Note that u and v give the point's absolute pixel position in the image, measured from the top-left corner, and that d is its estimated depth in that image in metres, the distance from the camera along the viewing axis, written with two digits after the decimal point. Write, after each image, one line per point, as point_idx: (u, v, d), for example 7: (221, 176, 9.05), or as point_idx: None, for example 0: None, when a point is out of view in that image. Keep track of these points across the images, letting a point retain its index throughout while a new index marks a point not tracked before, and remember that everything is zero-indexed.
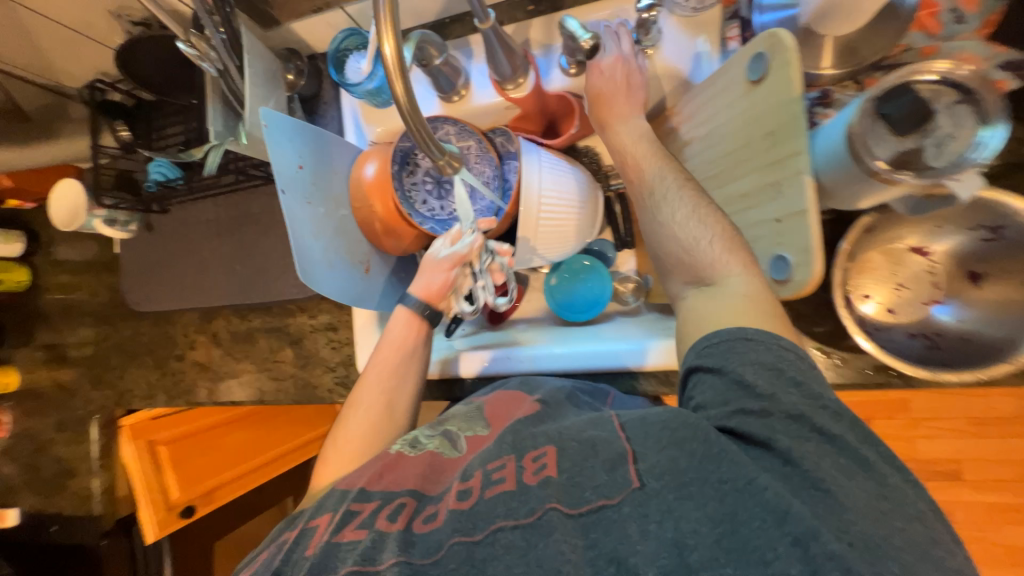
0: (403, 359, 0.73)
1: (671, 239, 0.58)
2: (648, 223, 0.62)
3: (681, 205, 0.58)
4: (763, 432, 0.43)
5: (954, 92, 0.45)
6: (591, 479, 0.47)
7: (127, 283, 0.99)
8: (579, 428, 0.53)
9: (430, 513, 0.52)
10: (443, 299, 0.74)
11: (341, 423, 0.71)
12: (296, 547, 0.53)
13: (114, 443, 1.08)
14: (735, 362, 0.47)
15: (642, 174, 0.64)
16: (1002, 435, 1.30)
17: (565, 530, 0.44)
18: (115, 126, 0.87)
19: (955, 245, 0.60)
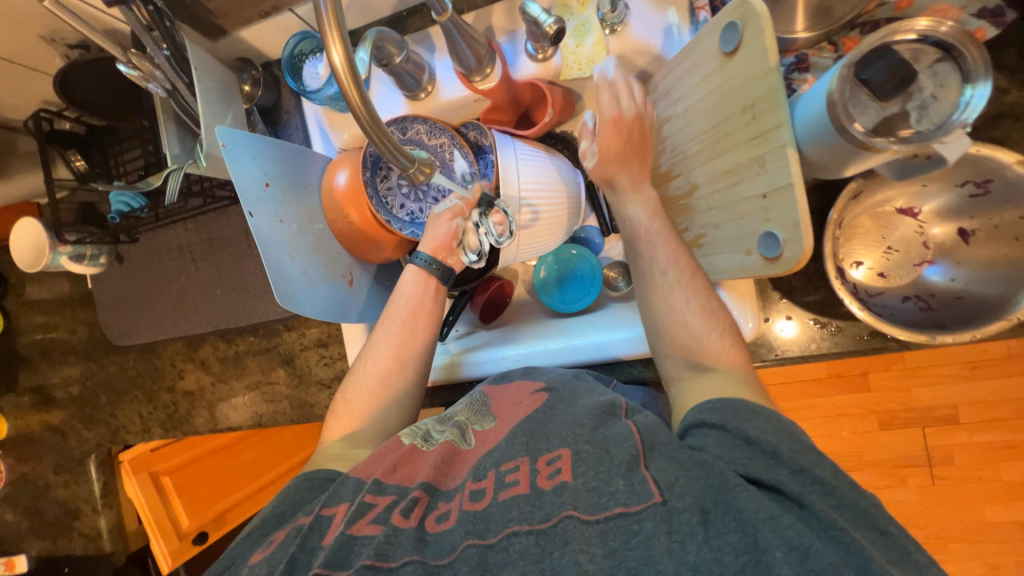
0: (412, 315, 0.71)
1: (677, 320, 0.59)
2: (654, 299, 0.62)
3: (684, 290, 0.60)
4: (772, 477, 0.44)
5: (934, 50, 0.43)
6: (609, 485, 0.47)
7: (105, 318, 0.96)
8: (592, 428, 0.53)
9: (443, 511, 0.51)
10: (449, 252, 0.73)
11: (351, 378, 0.71)
12: (312, 534, 0.52)
13: (114, 479, 1.07)
14: (742, 422, 0.48)
15: (648, 251, 0.63)
16: (994, 375, 1.33)
17: (584, 539, 0.43)
18: (69, 157, 0.84)
19: (943, 203, 0.59)
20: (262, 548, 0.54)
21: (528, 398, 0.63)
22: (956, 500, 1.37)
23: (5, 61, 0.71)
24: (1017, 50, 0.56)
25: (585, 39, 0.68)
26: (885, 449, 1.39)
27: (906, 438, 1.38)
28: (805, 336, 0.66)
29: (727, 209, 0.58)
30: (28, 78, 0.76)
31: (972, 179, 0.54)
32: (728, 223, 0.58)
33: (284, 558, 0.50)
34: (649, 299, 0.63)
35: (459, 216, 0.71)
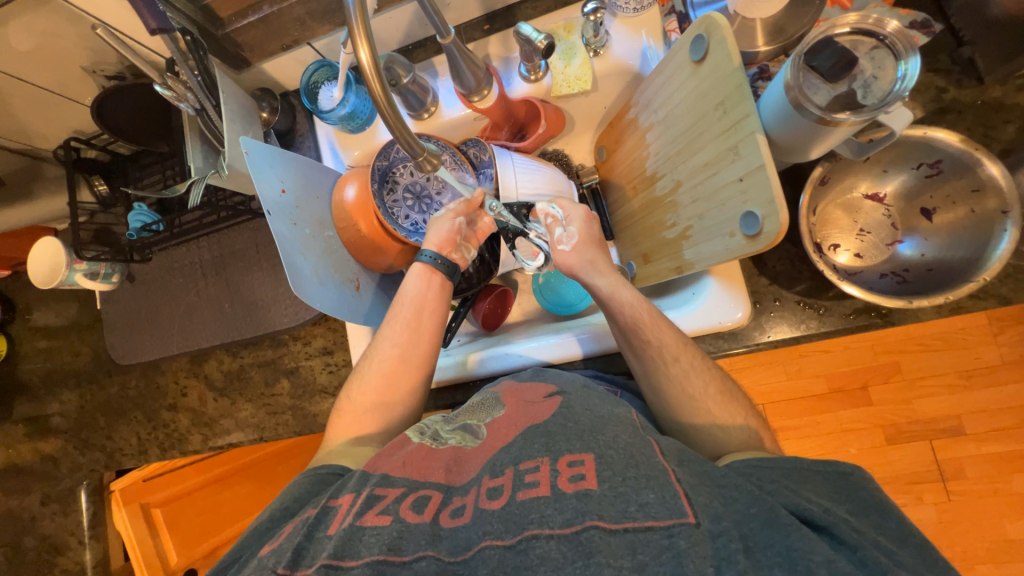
0: (416, 312, 0.73)
1: (705, 416, 0.59)
2: (668, 386, 0.62)
3: (697, 383, 0.61)
4: (825, 518, 0.42)
5: (869, 40, 0.51)
6: (638, 495, 0.43)
7: (111, 337, 0.97)
8: (614, 437, 0.50)
9: (458, 506, 0.48)
10: (454, 247, 0.78)
11: (355, 378, 0.71)
12: (319, 523, 0.50)
13: (102, 512, 1.02)
14: (796, 485, 0.47)
15: (656, 337, 0.64)
16: (993, 383, 1.33)
17: (611, 551, 0.40)
18: (92, 181, 0.89)
19: (901, 184, 0.65)
20: (272, 540, 0.52)
21: (542, 399, 0.60)
22: (974, 517, 1.33)
23: (48, 90, 0.79)
24: (949, 55, 0.65)
25: (572, 59, 0.77)
26: (894, 465, 1.37)
27: (915, 452, 1.36)
28: (792, 316, 0.69)
29: (710, 198, 0.63)
30: (63, 106, 0.83)
31: (924, 160, 0.61)
32: (711, 211, 0.63)
33: (290, 546, 0.48)
34: (663, 388, 0.62)
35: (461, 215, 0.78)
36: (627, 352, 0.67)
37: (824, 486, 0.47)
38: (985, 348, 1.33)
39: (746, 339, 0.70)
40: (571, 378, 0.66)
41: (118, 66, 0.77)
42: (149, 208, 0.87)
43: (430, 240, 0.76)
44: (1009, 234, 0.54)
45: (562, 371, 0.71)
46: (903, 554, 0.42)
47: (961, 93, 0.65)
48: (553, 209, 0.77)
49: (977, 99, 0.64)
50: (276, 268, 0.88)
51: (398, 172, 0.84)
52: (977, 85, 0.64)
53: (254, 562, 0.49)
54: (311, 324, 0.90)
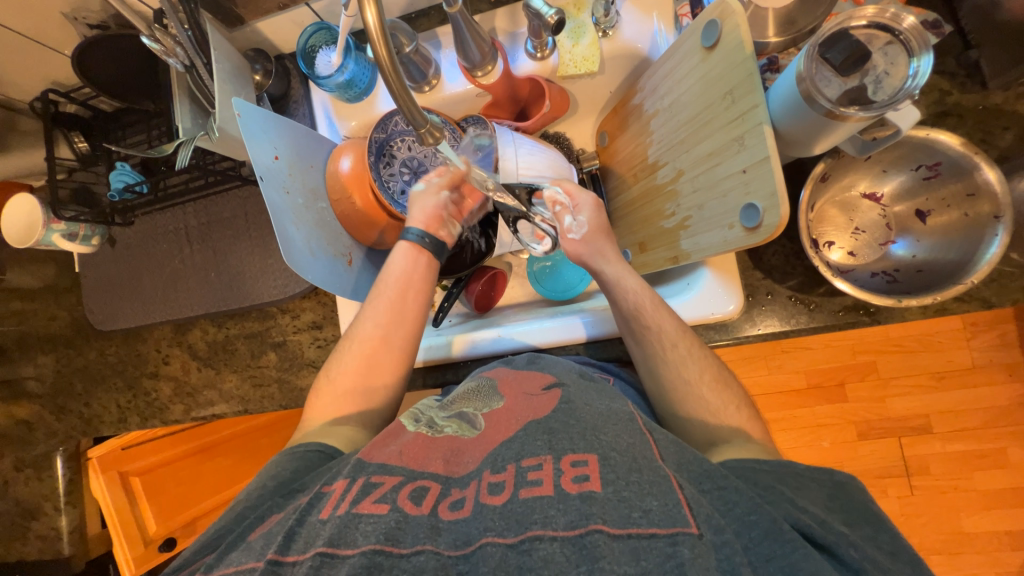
0: (401, 291, 0.71)
1: (697, 401, 0.61)
2: (666, 370, 0.63)
3: (690, 367, 0.62)
4: (826, 535, 0.43)
5: (885, 35, 0.50)
6: (641, 501, 0.43)
7: (91, 302, 0.94)
8: (616, 436, 0.51)
9: (457, 499, 0.49)
10: (441, 225, 0.76)
11: (337, 358, 0.70)
12: (311, 508, 0.49)
13: (81, 476, 1.01)
14: (792, 491, 0.48)
15: (656, 322, 0.65)
16: (962, 386, 1.38)
17: (615, 557, 0.40)
18: (72, 138, 0.85)
19: (900, 184, 0.66)
20: (263, 526, 0.52)
21: (541, 392, 0.61)
22: (934, 510, 1.40)
23: (22, 34, 0.73)
24: (955, 58, 0.65)
25: (580, 39, 0.75)
26: (864, 459, 1.42)
27: (883, 448, 1.41)
28: (785, 312, 0.70)
29: (712, 188, 0.63)
30: (40, 54, 0.78)
31: (924, 162, 0.61)
32: (711, 202, 0.63)
33: (283, 531, 0.48)
34: (659, 372, 0.64)
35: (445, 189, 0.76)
36: (627, 338, 0.68)
37: (815, 495, 0.48)
38: (958, 351, 1.38)
39: (737, 332, 0.71)
40: (568, 367, 0.66)
41: (102, 13, 0.73)
42: (132, 167, 0.84)
43: (413, 217, 0.75)
44: (999, 238, 0.55)
45: (558, 358, 0.72)
46: (890, 561, 0.43)
47: (964, 97, 0.65)
48: (560, 194, 0.77)
49: (980, 104, 0.65)
50: (266, 239, 0.86)
51: (395, 146, 0.82)
52: (981, 90, 0.65)
53: (241, 547, 0.49)
54: (301, 298, 0.88)
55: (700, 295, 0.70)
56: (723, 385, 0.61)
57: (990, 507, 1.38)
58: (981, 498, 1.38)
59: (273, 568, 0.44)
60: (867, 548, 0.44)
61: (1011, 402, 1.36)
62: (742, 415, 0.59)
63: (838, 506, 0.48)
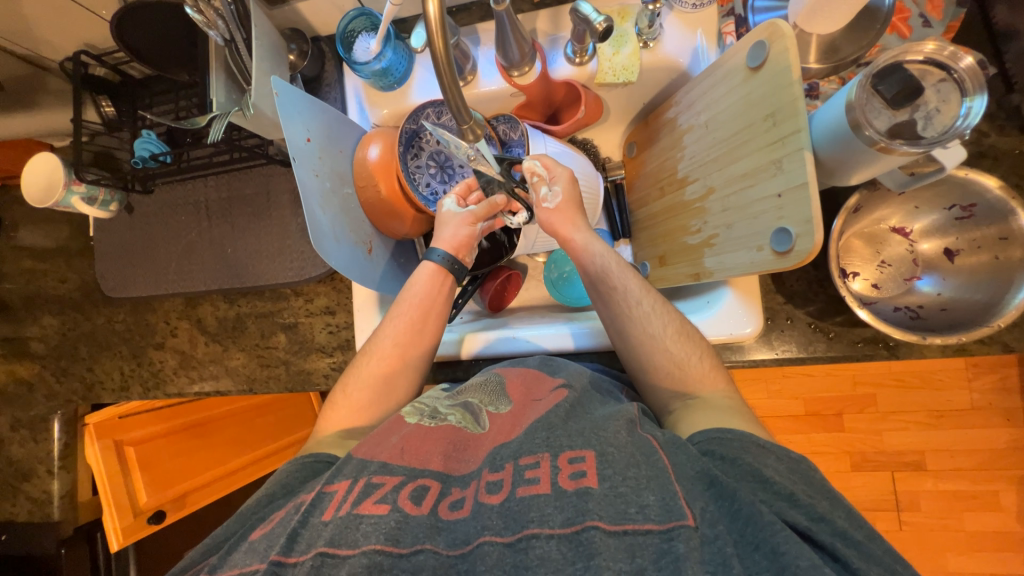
0: (423, 313, 0.71)
1: (662, 354, 0.63)
2: (632, 327, 0.65)
3: (655, 322, 0.64)
4: (802, 520, 0.43)
5: (938, 72, 0.51)
6: (637, 497, 0.43)
7: (103, 268, 0.94)
8: (617, 435, 0.49)
9: (457, 499, 0.47)
10: (467, 251, 0.76)
11: (352, 370, 0.70)
12: (313, 509, 0.48)
13: (78, 443, 1.00)
14: (757, 457, 0.48)
15: (622, 282, 0.67)
16: (961, 426, 1.38)
17: (610, 554, 0.40)
18: (99, 101, 0.85)
19: (931, 223, 0.66)
20: (264, 525, 0.52)
21: (548, 394, 0.59)
22: (920, 546, 1.40)
23: None
24: (995, 100, 0.66)
25: (622, 48, 0.74)
26: (856, 490, 1.42)
27: (877, 481, 1.42)
28: (803, 338, 0.70)
29: (743, 210, 0.63)
30: (78, 15, 0.78)
31: (959, 202, 0.62)
32: (741, 223, 0.63)
33: (286, 532, 0.47)
34: (625, 330, 0.66)
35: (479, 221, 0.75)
36: (595, 302, 0.70)
37: None
38: (959, 391, 1.38)
39: (753, 354, 0.71)
40: (580, 372, 0.65)
41: None
42: (157, 136, 0.83)
43: (442, 240, 0.74)
44: None
45: (570, 362, 0.71)
46: None
47: (1001, 140, 0.65)
48: (539, 166, 0.73)
49: (1016, 148, 0.65)
50: (286, 221, 0.85)
51: (424, 139, 0.81)
52: (1019, 134, 0.65)
53: (244, 547, 0.49)
54: (316, 282, 0.87)
55: (722, 315, 0.70)
56: (688, 337, 0.64)
57: (977, 549, 1.38)
58: (969, 538, 1.38)
59: (275, 569, 0.43)
60: (834, 518, 0.43)
61: (1007, 445, 1.36)
62: (705, 363, 0.62)
63: (806, 482, 0.47)
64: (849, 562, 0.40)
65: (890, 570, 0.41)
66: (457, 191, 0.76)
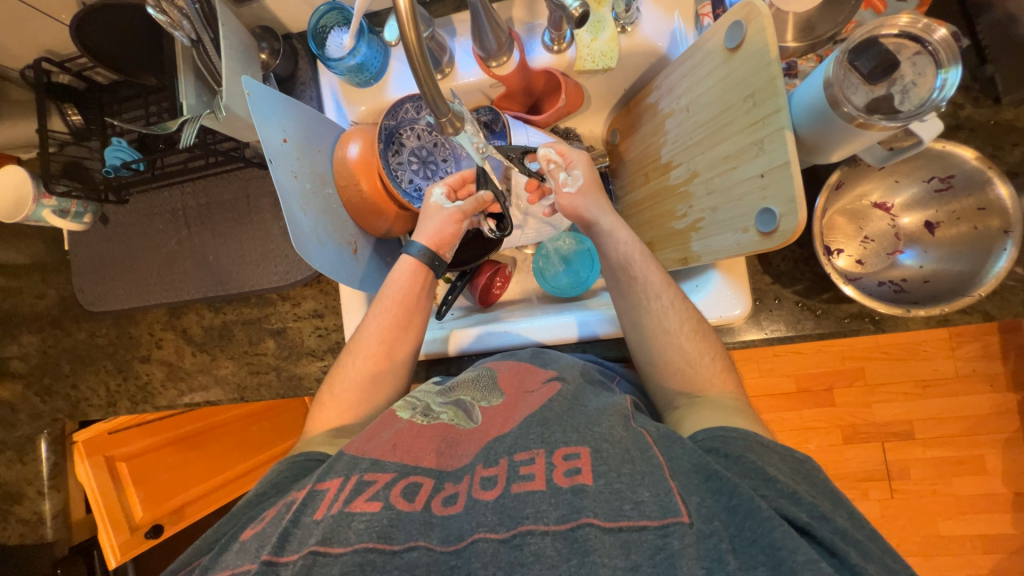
0: (406, 308, 0.70)
1: (676, 350, 0.63)
2: (648, 319, 0.65)
3: (670, 317, 0.64)
4: (802, 516, 0.43)
5: (913, 45, 0.51)
6: (632, 493, 0.43)
7: (81, 281, 0.91)
8: (610, 428, 0.50)
9: (450, 494, 0.47)
10: (448, 247, 0.75)
11: (339, 368, 0.69)
12: (305, 508, 0.47)
13: (65, 462, 0.98)
14: (759, 456, 0.49)
15: (643, 274, 0.67)
16: (947, 393, 1.42)
17: (606, 551, 0.40)
18: (64, 110, 0.81)
19: (911, 196, 0.67)
20: (255, 523, 0.51)
21: (540, 387, 0.59)
22: (911, 514, 1.44)
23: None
24: (971, 72, 0.66)
25: (599, 34, 0.72)
26: (848, 462, 1.46)
27: (867, 451, 1.45)
28: (791, 316, 0.70)
29: (725, 191, 0.63)
30: (36, 20, 0.75)
31: (937, 174, 0.62)
32: (726, 205, 0.63)
33: (277, 531, 0.46)
34: (642, 319, 0.66)
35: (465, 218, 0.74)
36: (613, 287, 0.69)
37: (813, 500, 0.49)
38: (944, 360, 1.41)
39: (743, 334, 0.72)
40: (572, 363, 0.65)
41: None
42: (128, 143, 0.80)
43: (423, 235, 0.73)
44: (1008, 252, 0.56)
45: (561, 353, 0.71)
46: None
47: (976, 111, 0.66)
48: (554, 155, 0.74)
49: (991, 119, 0.66)
50: (267, 224, 0.84)
51: (404, 134, 0.80)
52: (993, 105, 0.66)
53: (234, 548, 0.48)
54: (302, 286, 0.86)
55: (709, 300, 0.70)
56: (704, 331, 0.64)
57: (965, 511, 1.42)
58: (958, 502, 1.42)
59: (266, 569, 0.42)
60: (835, 518, 0.44)
61: (990, 411, 1.40)
62: (714, 365, 0.62)
63: (810, 482, 0.48)
64: (846, 557, 0.40)
65: (887, 569, 0.41)
66: (450, 182, 0.75)
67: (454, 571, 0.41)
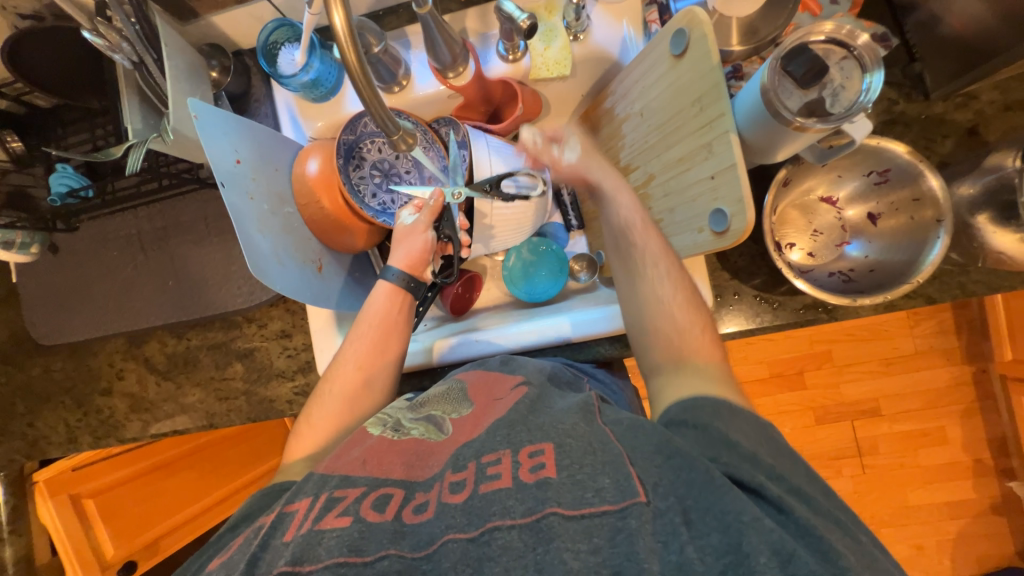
0: (384, 333, 0.69)
1: (666, 318, 0.59)
2: (643, 287, 0.62)
3: (668, 285, 0.60)
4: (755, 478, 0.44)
5: (841, 50, 0.54)
6: (593, 481, 0.44)
7: (32, 314, 0.87)
8: (570, 424, 0.51)
9: (421, 502, 0.47)
10: (425, 266, 0.74)
11: (317, 399, 0.68)
12: (275, 531, 0.47)
13: (25, 505, 0.93)
14: (724, 423, 0.48)
15: (642, 241, 0.63)
16: (908, 370, 1.48)
17: (569, 535, 0.41)
18: (3, 137, 0.78)
19: (854, 189, 0.70)
20: (222, 553, 0.50)
21: (509, 392, 0.60)
22: (882, 487, 1.50)
23: None
24: (902, 69, 0.70)
25: (552, 42, 0.75)
26: (821, 443, 1.51)
27: (839, 431, 1.51)
28: (750, 309, 0.73)
29: (680, 192, 0.65)
30: None
31: (875, 169, 0.66)
32: (682, 206, 0.65)
33: (245, 558, 0.45)
34: (637, 288, 0.62)
35: (431, 228, 0.74)
36: (612, 252, 0.66)
37: None
38: (903, 338, 1.48)
39: None
40: (539, 367, 0.66)
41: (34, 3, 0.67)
42: (75, 170, 0.79)
43: (399, 258, 0.73)
44: (941, 240, 0.59)
45: (530, 359, 0.72)
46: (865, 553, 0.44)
47: (908, 106, 0.70)
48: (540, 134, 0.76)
49: (923, 113, 0.70)
50: (229, 245, 0.82)
51: (365, 148, 0.79)
52: (923, 100, 0.70)
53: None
54: (268, 306, 0.84)
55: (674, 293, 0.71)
56: (695, 298, 0.61)
57: (931, 481, 1.49)
58: (924, 472, 1.49)
59: None
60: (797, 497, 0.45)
61: (949, 384, 1.48)
62: (701, 337, 0.58)
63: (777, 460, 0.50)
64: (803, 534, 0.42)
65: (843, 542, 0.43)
66: (415, 203, 0.76)
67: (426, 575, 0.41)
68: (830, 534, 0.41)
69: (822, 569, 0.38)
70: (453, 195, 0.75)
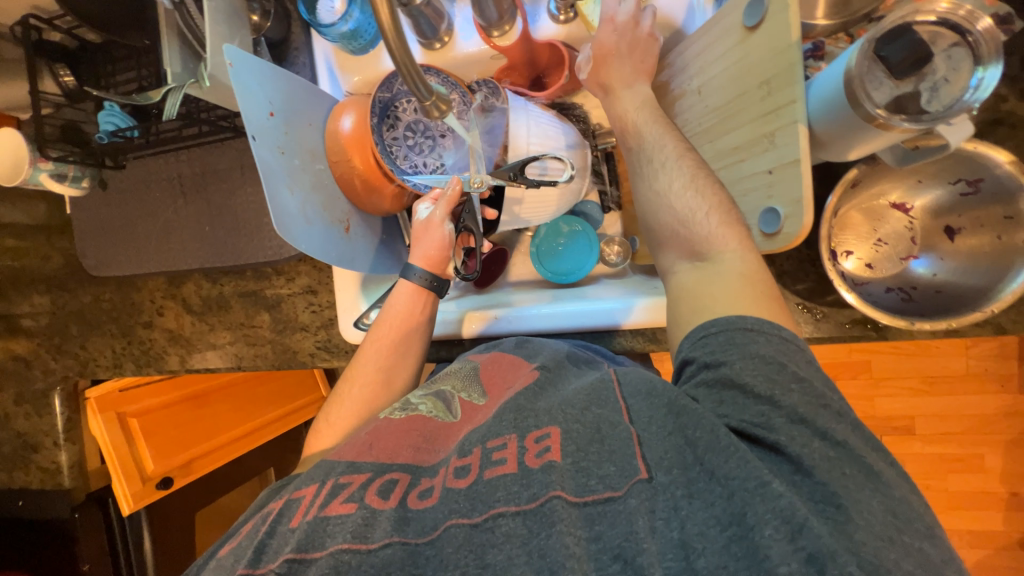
0: (402, 334, 0.70)
1: (666, 210, 0.57)
2: (643, 184, 0.60)
3: (678, 175, 0.57)
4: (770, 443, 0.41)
5: (952, 35, 0.45)
6: (598, 468, 0.43)
7: (83, 246, 0.92)
8: (580, 406, 0.49)
9: (426, 488, 0.47)
10: (445, 262, 0.72)
11: (337, 398, 0.68)
12: (281, 518, 0.48)
13: (78, 416, 1.04)
14: (737, 355, 0.45)
15: (641, 139, 0.62)
16: (954, 392, 1.38)
17: (571, 522, 0.40)
18: (56, 71, 0.80)
19: (935, 199, 0.62)
20: (230, 542, 0.52)
21: (520, 375, 0.59)
22: None
23: None
24: (1020, 59, 0.60)
25: None
26: None
27: None
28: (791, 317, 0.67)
29: (733, 185, 0.59)
30: None
31: (964, 176, 0.58)
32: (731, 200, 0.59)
33: (253, 545, 0.47)
34: (639, 187, 0.61)
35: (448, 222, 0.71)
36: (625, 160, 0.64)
37: None
38: (956, 357, 1.37)
39: None
40: (554, 349, 0.65)
41: None
42: (122, 108, 0.80)
43: (417, 255, 0.72)
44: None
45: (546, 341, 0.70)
46: None
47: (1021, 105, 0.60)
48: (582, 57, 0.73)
49: None
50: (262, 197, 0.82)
51: (400, 107, 0.76)
52: None
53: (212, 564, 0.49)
54: (296, 261, 0.86)
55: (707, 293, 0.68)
56: (703, 187, 0.56)
57: (956, 507, 1.42)
58: (949, 497, 1.42)
59: None
60: None
61: (997, 411, 1.37)
62: (711, 221, 0.53)
63: None
64: None
65: None
66: (432, 195, 0.73)
67: (429, 562, 0.41)
68: (858, 489, 0.39)
69: (835, 541, 0.36)
70: (472, 183, 0.69)
